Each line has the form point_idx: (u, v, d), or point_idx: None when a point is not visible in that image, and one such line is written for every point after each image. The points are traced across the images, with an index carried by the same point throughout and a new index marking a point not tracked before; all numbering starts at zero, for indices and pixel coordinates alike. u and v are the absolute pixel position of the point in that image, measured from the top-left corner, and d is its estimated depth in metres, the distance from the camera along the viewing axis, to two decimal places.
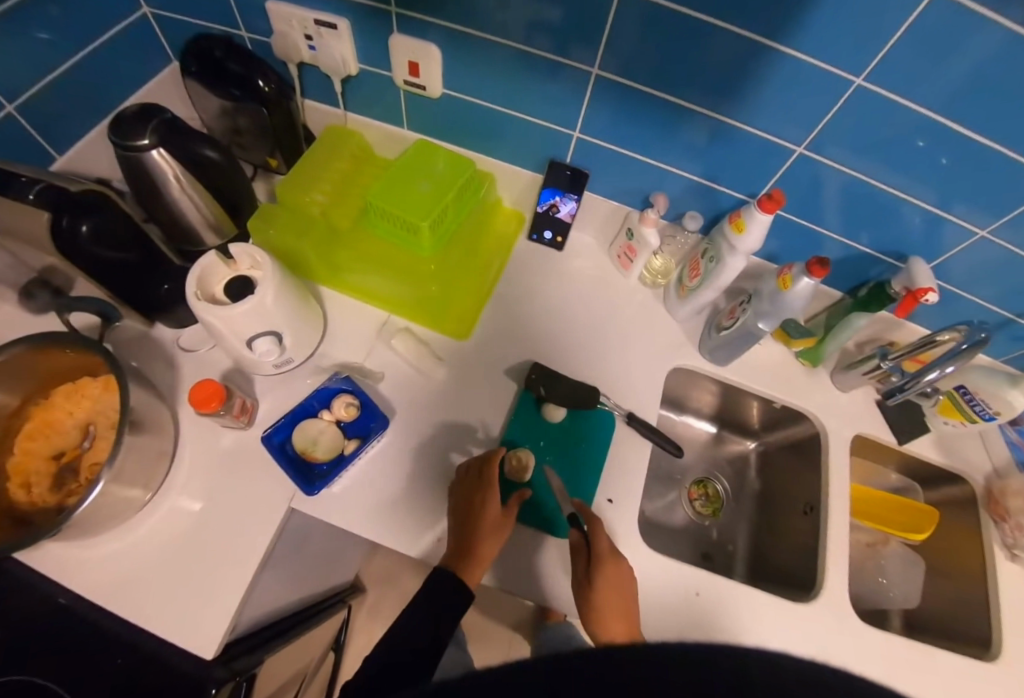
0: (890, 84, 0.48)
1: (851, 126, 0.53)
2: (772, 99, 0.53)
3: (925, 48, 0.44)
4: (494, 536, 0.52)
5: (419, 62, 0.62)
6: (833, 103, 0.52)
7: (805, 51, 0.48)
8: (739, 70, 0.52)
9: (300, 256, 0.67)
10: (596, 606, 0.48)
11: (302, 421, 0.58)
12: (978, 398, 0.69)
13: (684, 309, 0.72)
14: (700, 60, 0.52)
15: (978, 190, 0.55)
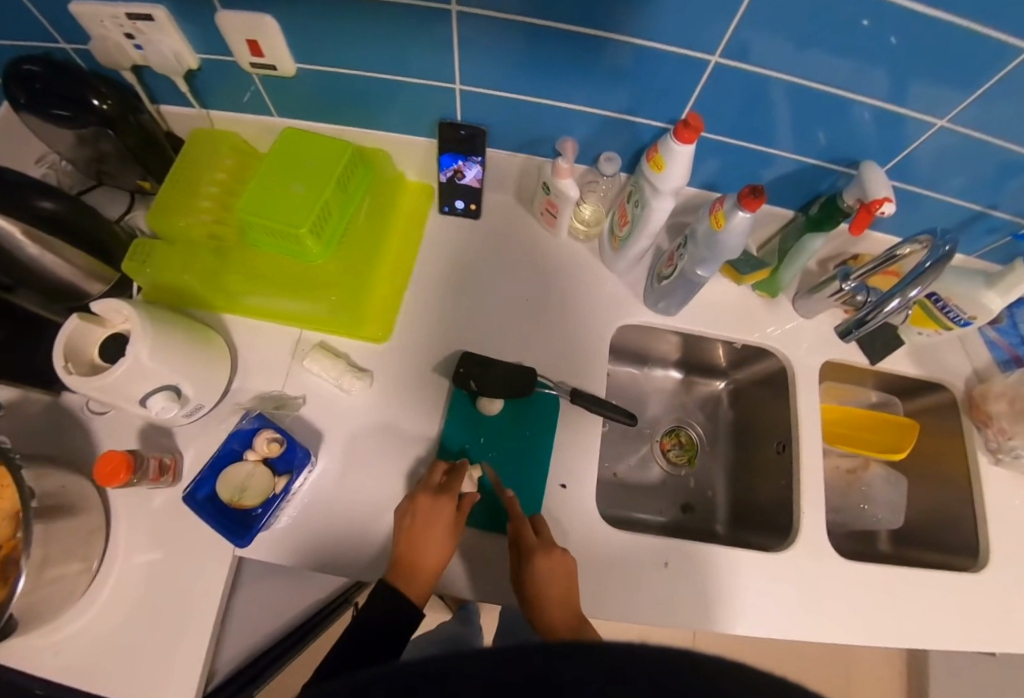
0: None
1: (776, 25, 0.42)
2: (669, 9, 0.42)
3: None
4: (448, 528, 0.52)
5: (258, 40, 0.52)
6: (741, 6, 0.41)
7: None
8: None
9: (189, 289, 0.60)
10: (539, 598, 0.47)
11: (225, 469, 0.55)
12: (952, 305, 0.64)
13: (621, 262, 0.66)
14: None
15: (935, 77, 0.45)
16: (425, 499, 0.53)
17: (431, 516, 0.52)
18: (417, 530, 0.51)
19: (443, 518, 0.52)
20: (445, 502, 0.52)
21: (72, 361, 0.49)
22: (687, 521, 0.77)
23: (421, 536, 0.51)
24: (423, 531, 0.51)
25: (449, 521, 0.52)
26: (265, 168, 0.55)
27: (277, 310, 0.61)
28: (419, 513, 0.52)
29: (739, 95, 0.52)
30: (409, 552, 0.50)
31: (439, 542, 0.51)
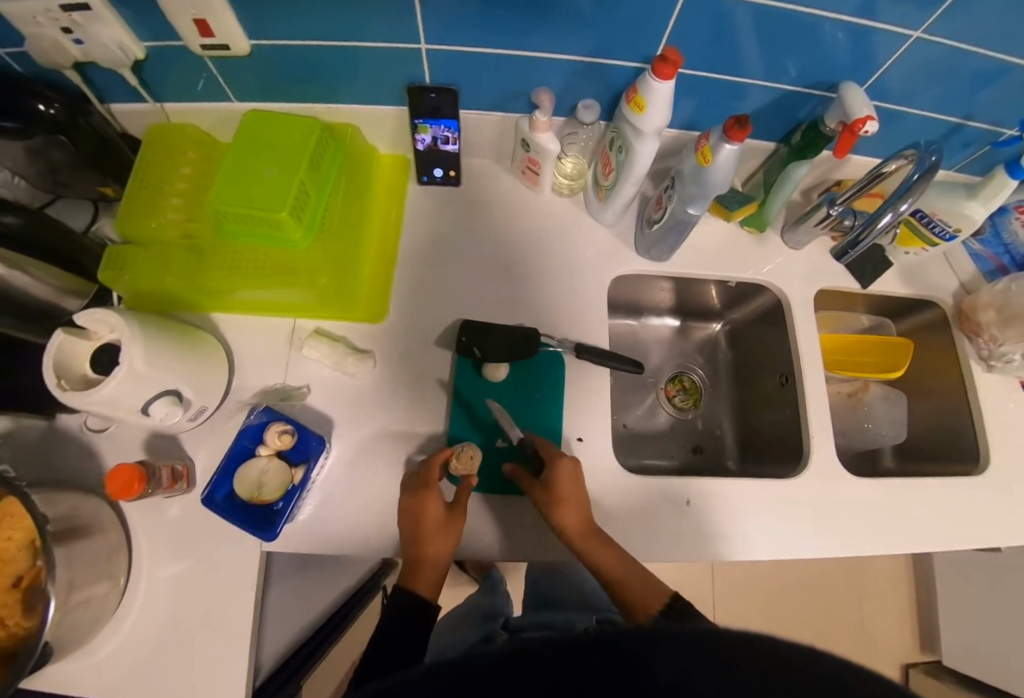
0: None
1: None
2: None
3: None
4: (441, 534, 0.52)
5: (206, 19, 0.48)
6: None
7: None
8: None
9: (169, 293, 0.58)
10: (554, 494, 0.51)
11: (240, 467, 0.54)
12: (936, 219, 0.64)
13: (608, 213, 0.65)
14: None
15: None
16: (410, 497, 0.53)
17: (418, 512, 0.52)
18: (419, 533, 0.51)
19: (432, 511, 0.52)
20: (430, 495, 0.52)
21: (66, 377, 0.47)
22: (698, 463, 0.78)
23: (418, 533, 0.52)
24: (417, 528, 0.52)
25: (438, 515, 0.52)
26: (233, 156, 0.52)
27: (266, 304, 0.60)
28: (406, 510, 0.53)
29: (716, 23, 0.50)
30: (410, 552, 0.51)
31: (437, 539, 0.51)
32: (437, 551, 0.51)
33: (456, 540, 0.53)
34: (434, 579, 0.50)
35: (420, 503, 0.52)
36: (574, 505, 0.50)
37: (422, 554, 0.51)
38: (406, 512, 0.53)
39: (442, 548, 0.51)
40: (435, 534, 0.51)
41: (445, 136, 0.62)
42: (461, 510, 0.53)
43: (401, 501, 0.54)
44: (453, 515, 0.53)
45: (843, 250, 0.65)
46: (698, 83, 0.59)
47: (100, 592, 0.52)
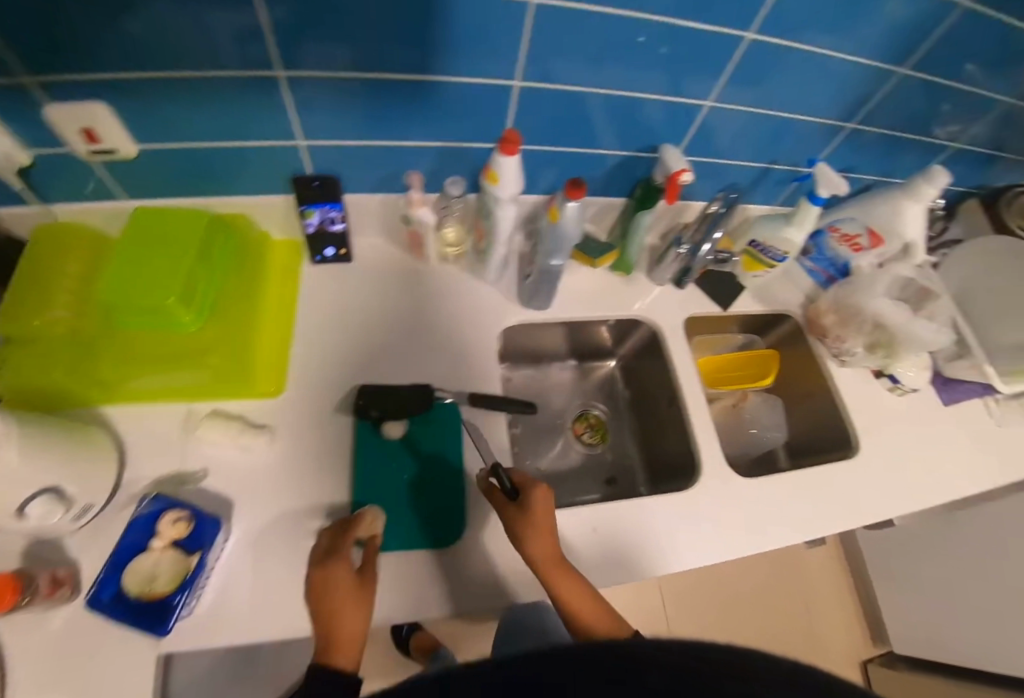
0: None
1: (551, 45, 0.51)
2: (464, 41, 0.49)
3: None
4: (355, 608, 0.49)
5: (93, 128, 0.52)
6: (519, 28, 0.49)
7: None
8: (418, 15, 0.46)
9: (53, 389, 0.58)
10: (527, 520, 0.53)
11: (128, 564, 0.52)
12: (768, 246, 0.77)
13: (489, 271, 0.71)
14: (396, 24, 0.46)
15: (699, 74, 0.58)
16: (317, 572, 0.51)
17: (327, 585, 0.50)
18: (330, 608, 0.49)
19: (340, 580, 0.50)
20: (337, 564, 0.51)
21: None
22: (612, 494, 0.82)
23: (327, 608, 0.49)
24: (325, 602, 0.49)
25: (347, 582, 0.50)
26: (120, 250, 0.55)
27: (157, 391, 0.60)
28: (314, 584, 0.50)
29: (548, 110, 0.61)
30: (323, 633, 0.48)
31: (351, 611, 0.49)
32: (353, 623, 0.49)
33: (371, 608, 0.50)
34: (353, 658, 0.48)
35: (327, 573, 0.50)
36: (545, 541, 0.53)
37: (335, 631, 0.48)
38: (314, 588, 0.50)
39: (357, 620, 0.49)
40: (347, 605, 0.48)
41: (332, 216, 0.66)
42: (371, 577, 0.52)
43: (308, 578, 0.51)
44: (363, 583, 0.51)
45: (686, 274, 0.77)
46: (552, 157, 0.69)
47: None
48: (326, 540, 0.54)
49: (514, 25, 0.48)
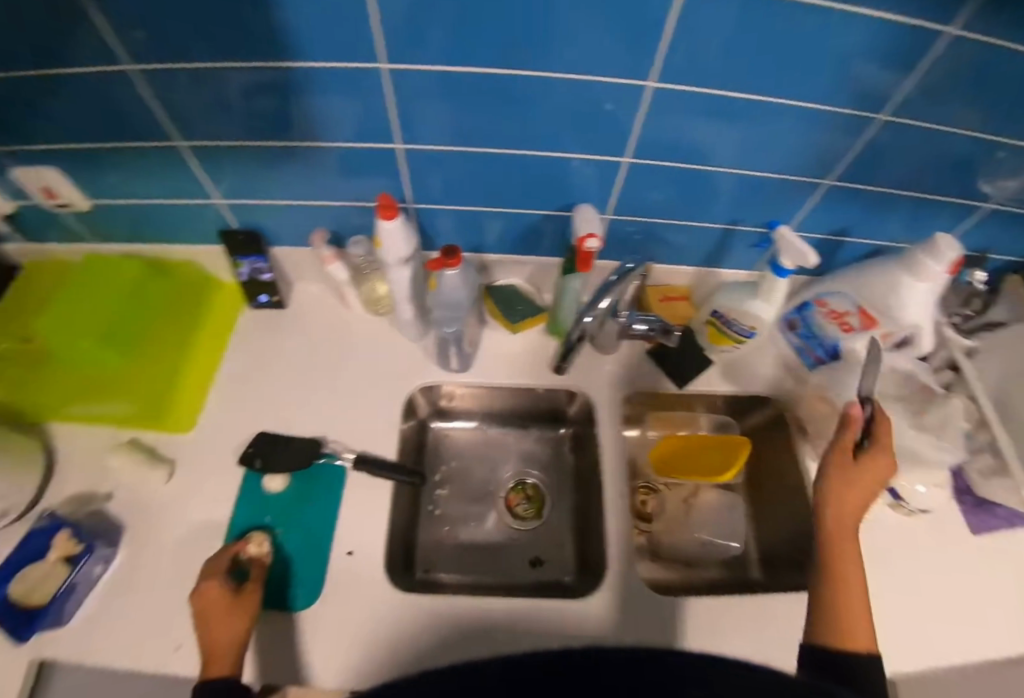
0: (410, 58, 0.45)
1: (424, 107, 0.51)
2: (334, 105, 0.50)
3: (406, 31, 0.42)
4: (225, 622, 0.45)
5: (49, 186, 0.62)
6: (385, 92, 0.48)
7: (312, 55, 0.44)
8: (280, 87, 0.48)
9: (8, 407, 0.66)
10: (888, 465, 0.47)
11: (20, 570, 0.57)
12: (732, 318, 0.66)
13: (408, 326, 0.68)
14: (252, 91, 0.48)
15: (587, 132, 0.54)
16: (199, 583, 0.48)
17: (208, 593, 0.47)
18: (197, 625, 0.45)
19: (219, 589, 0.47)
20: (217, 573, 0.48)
21: None
22: (536, 582, 0.70)
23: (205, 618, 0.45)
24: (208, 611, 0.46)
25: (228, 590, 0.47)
26: (64, 294, 0.65)
27: (94, 417, 0.66)
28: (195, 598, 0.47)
29: (447, 169, 0.60)
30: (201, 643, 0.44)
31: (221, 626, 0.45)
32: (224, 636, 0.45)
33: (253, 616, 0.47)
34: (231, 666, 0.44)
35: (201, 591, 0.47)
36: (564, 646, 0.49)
37: (210, 640, 0.44)
38: (199, 598, 0.47)
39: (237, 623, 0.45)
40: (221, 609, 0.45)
41: (261, 267, 0.68)
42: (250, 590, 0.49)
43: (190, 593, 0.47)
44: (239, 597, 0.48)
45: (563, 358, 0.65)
46: (474, 214, 0.67)
47: None
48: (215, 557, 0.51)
49: (377, 90, 0.48)
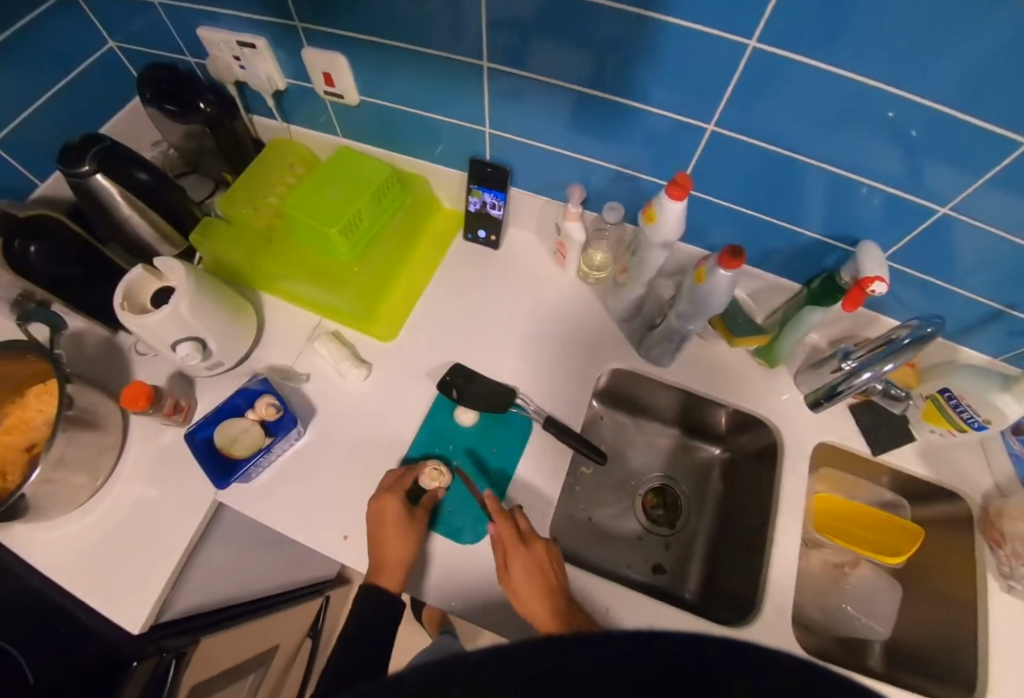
0: (786, 44, 0.41)
1: (763, 95, 0.46)
2: (667, 70, 0.47)
3: (805, 15, 0.37)
4: (397, 539, 0.54)
5: (332, 72, 0.63)
6: (734, 70, 0.44)
7: (683, 15, 0.41)
8: (625, 36, 0.45)
9: (234, 265, 0.70)
10: None
11: (225, 420, 0.61)
12: (965, 404, 0.60)
13: (620, 306, 0.67)
14: (594, 35, 0.46)
15: (950, 165, 0.44)
16: (375, 499, 0.57)
17: (381, 512, 0.55)
18: (378, 533, 0.54)
19: (391, 512, 0.55)
20: (389, 497, 0.56)
21: (128, 301, 0.59)
22: (655, 584, 0.73)
23: (379, 533, 0.55)
24: (381, 527, 0.55)
25: (398, 515, 0.55)
26: (314, 176, 0.66)
27: (303, 299, 0.70)
28: (372, 511, 0.56)
29: (739, 163, 0.55)
30: (373, 552, 0.54)
31: (393, 541, 0.54)
32: (395, 550, 0.54)
33: (415, 543, 0.55)
34: (395, 578, 0.53)
35: (382, 503, 0.56)
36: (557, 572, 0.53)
37: (381, 554, 0.54)
38: (375, 513, 0.56)
39: (400, 547, 0.54)
40: (392, 530, 0.54)
41: (492, 203, 0.70)
42: (421, 515, 0.56)
43: (368, 505, 0.57)
44: (412, 518, 0.56)
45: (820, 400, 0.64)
46: (729, 216, 0.63)
47: (81, 480, 0.60)
48: (392, 476, 0.59)
49: (728, 64, 0.44)
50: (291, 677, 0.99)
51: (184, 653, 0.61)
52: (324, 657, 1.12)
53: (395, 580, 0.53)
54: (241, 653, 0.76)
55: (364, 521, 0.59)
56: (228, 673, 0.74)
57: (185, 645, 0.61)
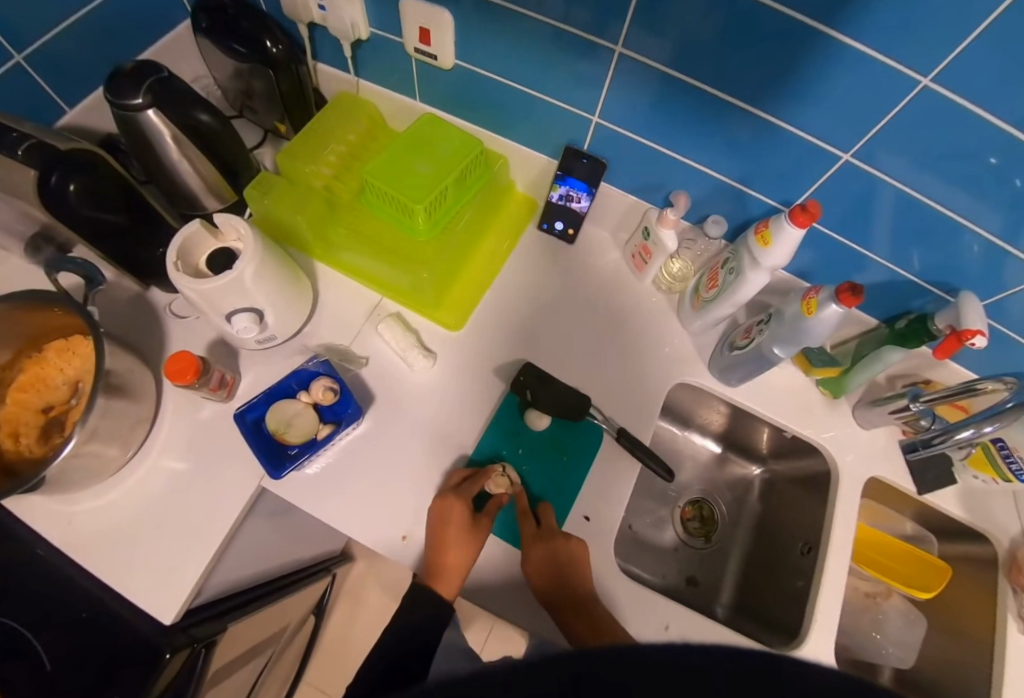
0: (959, 87, 0.40)
1: (912, 133, 0.45)
2: (819, 92, 0.46)
3: (995, 61, 0.36)
4: (461, 547, 0.52)
5: (430, 28, 0.57)
6: (894, 103, 0.43)
7: (864, 40, 0.39)
8: (791, 48, 0.43)
9: (294, 229, 0.65)
10: None
11: (278, 401, 0.57)
12: (1017, 455, 0.60)
13: (696, 322, 0.66)
14: (755, 41, 0.43)
15: None
16: (437, 500, 0.55)
17: (444, 517, 0.53)
18: (440, 539, 0.52)
19: (455, 516, 0.53)
20: (455, 501, 0.54)
21: (181, 260, 0.53)
22: (689, 595, 0.74)
23: (440, 537, 0.52)
24: (443, 531, 0.53)
25: (463, 522, 0.53)
26: (397, 144, 0.60)
27: (366, 275, 0.67)
28: (434, 513, 0.54)
29: (859, 193, 0.54)
30: (432, 556, 0.52)
31: (456, 547, 0.52)
32: (456, 559, 0.52)
33: (475, 552, 0.53)
34: (451, 585, 0.52)
35: (444, 507, 0.53)
36: (576, 568, 0.52)
37: (440, 559, 0.52)
38: (436, 515, 0.54)
39: (461, 555, 0.52)
40: (455, 536, 0.52)
41: (576, 197, 0.69)
42: (485, 522, 0.54)
43: (430, 505, 0.55)
44: (476, 525, 0.54)
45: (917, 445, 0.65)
46: (821, 243, 0.63)
47: (110, 452, 0.56)
48: (455, 478, 0.57)
49: (889, 96, 0.43)
50: (293, 652, 0.97)
51: (213, 642, 0.58)
52: (324, 631, 1.11)
53: (451, 587, 0.52)
54: (258, 634, 0.74)
55: (422, 520, 0.57)
56: (242, 655, 0.71)
57: (215, 634, 0.59)
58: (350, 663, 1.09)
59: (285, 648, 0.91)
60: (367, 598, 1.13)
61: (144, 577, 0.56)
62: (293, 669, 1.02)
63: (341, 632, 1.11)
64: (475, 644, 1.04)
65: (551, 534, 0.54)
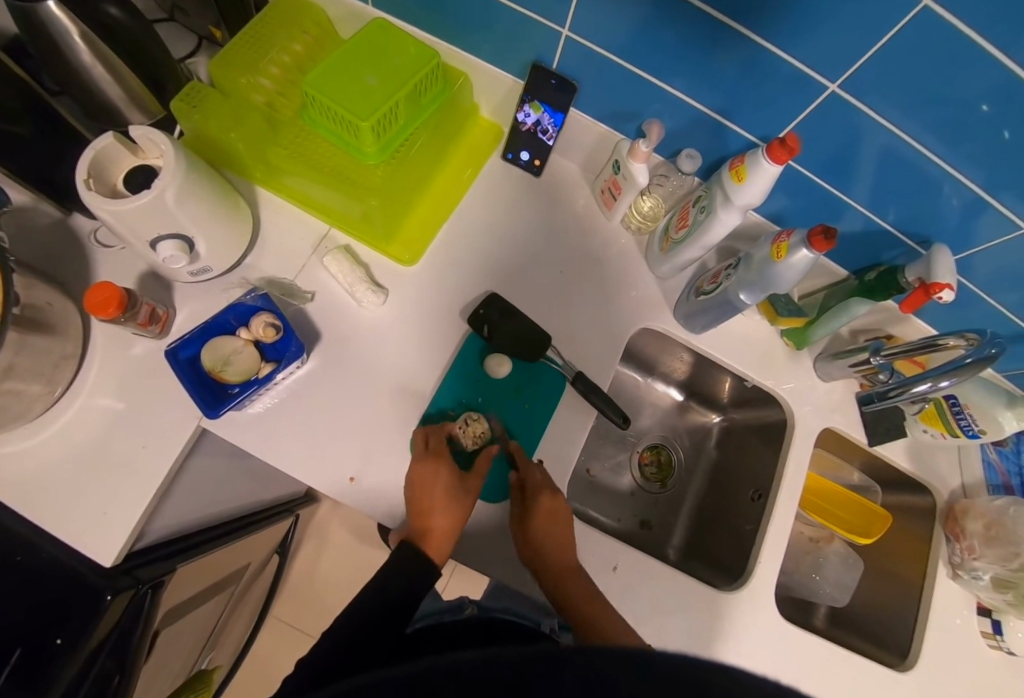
0: (962, 11, 0.34)
1: (904, 63, 0.40)
2: (809, 10, 0.39)
3: None
4: (450, 510, 0.52)
5: None
6: (889, 26, 0.37)
7: None
8: None
9: (228, 148, 0.58)
10: None
11: (214, 338, 0.53)
12: (967, 412, 0.62)
13: (664, 265, 0.64)
14: None
15: None
16: (419, 464, 0.53)
17: (428, 478, 0.52)
18: (428, 497, 0.51)
19: (442, 477, 0.52)
20: (438, 462, 0.52)
21: (94, 178, 0.47)
22: (642, 538, 0.76)
23: (427, 500, 0.52)
24: (425, 496, 0.52)
25: (448, 483, 0.52)
26: (342, 53, 0.53)
27: (313, 202, 0.61)
28: (416, 478, 0.52)
29: (843, 130, 0.49)
30: (417, 522, 0.51)
31: (441, 505, 0.52)
32: (443, 521, 0.52)
33: (465, 510, 0.53)
34: (442, 549, 0.52)
35: (431, 469, 0.52)
36: (560, 550, 0.52)
37: (428, 526, 0.51)
38: (415, 483, 0.52)
39: (449, 517, 0.52)
40: (444, 496, 0.52)
41: (547, 127, 0.64)
42: (470, 480, 0.54)
43: (410, 469, 0.53)
44: (461, 483, 0.53)
45: (872, 398, 0.65)
46: (796, 187, 0.60)
47: (34, 390, 0.52)
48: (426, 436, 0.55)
49: (888, 12, 0.36)
50: (257, 591, 0.99)
51: (160, 584, 0.57)
52: (290, 570, 1.12)
53: (444, 552, 0.52)
54: (216, 574, 0.74)
55: (371, 462, 0.56)
56: (198, 594, 0.71)
57: (162, 575, 0.58)
58: (317, 598, 1.12)
59: (247, 588, 0.92)
60: (332, 537, 1.15)
61: (81, 520, 0.54)
62: (259, 605, 1.04)
63: (307, 570, 1.13)
64: (438, 581, 1.07)
65: (533, 498, 0.53)
